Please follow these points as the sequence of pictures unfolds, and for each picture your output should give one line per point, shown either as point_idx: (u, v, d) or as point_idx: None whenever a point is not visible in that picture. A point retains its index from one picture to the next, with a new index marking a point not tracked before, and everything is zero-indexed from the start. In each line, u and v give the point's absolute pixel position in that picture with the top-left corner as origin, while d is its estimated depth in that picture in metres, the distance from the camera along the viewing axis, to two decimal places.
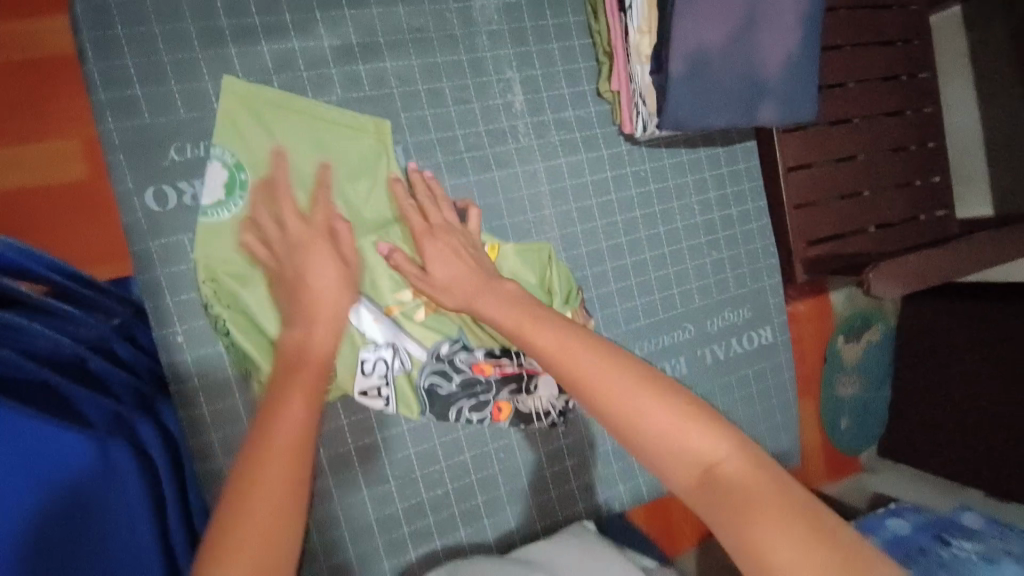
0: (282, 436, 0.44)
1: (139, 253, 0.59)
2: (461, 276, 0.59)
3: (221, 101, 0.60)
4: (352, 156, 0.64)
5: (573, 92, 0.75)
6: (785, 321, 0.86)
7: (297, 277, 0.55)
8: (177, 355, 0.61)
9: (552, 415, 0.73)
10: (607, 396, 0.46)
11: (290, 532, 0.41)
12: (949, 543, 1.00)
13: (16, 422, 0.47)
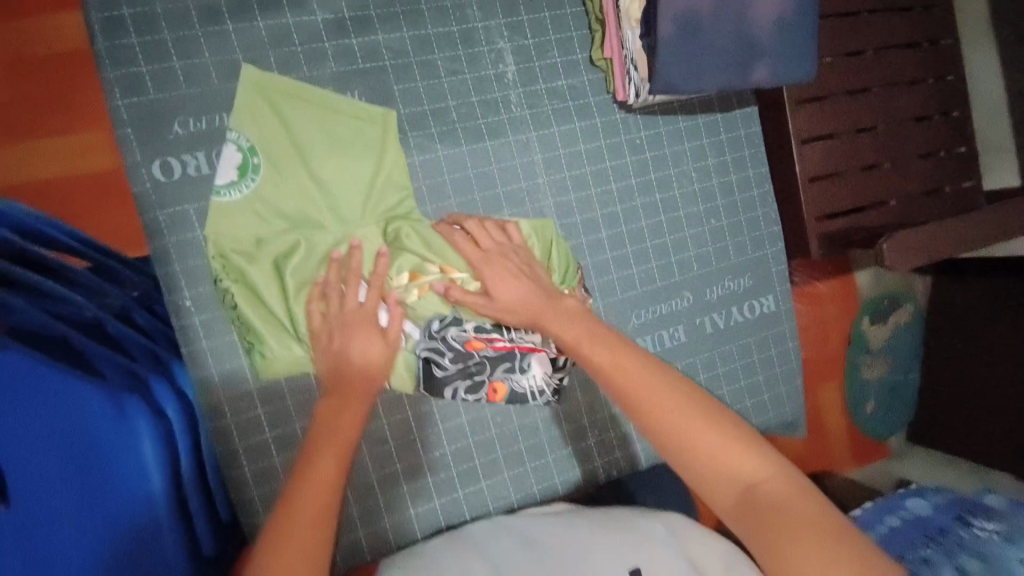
0: (309, 497, 0.50)
1: (149, 223, 0.62)
2: (525, 296, 0.60)
3: (238, 88, 0.63)
4: (358, 144, 0.66)
5: (565, 60, 0.75)
6: (787, 290, 0.86)
7: (341, 352, 0.59)
8: (186, 319, 0.63)
9: (547, 393, 0.69)
10: (657, 414, 0.51)
11: (325, 528, 0.49)
12: (971, 524, 1.01)
13: (35, 369, 0.53)
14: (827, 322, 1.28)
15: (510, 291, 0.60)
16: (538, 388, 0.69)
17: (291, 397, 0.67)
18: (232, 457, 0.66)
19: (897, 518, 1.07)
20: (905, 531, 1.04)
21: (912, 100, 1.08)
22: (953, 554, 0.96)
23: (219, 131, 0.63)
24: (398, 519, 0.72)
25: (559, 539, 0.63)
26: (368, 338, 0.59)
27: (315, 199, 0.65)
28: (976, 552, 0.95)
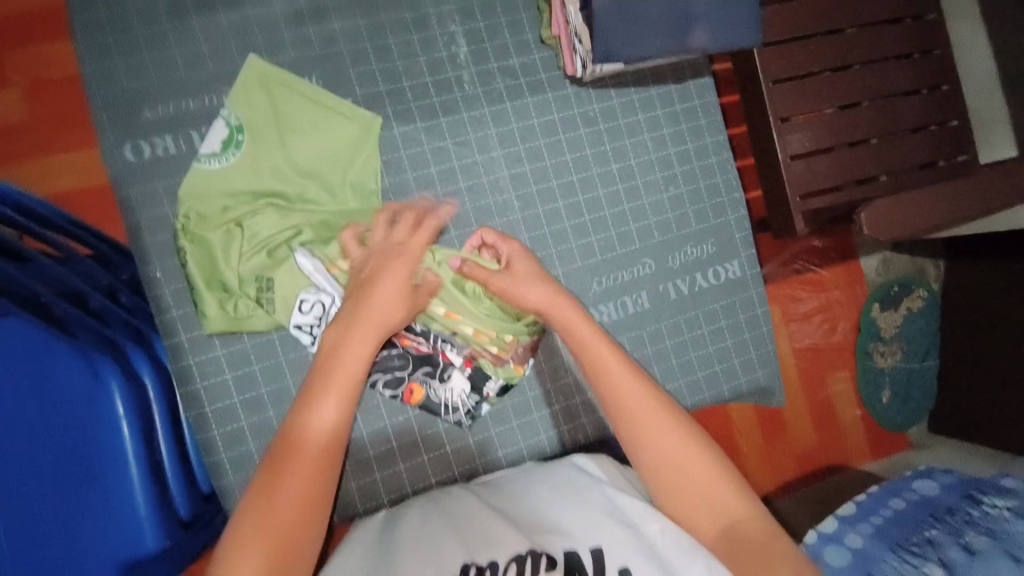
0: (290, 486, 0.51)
1: (123, 200, 0.67)
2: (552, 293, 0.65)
3: (241, 72, 0.69)
4: (337, 139, 0.71)
5: (516, 41, 0.79)
6: (751, 255, 0.86)
7: (363, 285, 0.63)
8: (159, 289, 0.67)
9: (460, 411, 0.76)
10: (660, 446, 0.59)
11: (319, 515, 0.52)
12: (980, 501, 0.90)
13: (24, 329, 0.61)
14: (835, 306, 1.60)
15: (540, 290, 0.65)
16: (451, 403, 0.75)
17: (257, 362, 0.70)
18: (203, 421, 0.68)
19: (902, 500, 0.96)
20: (909, 513, 0.93)
21: (898, 72, 1.12)
22: (959, 532, 0.86)
23: (186, 115, 0.68)
24: (364, 484, 0.74)
25: (517, 501, 0.64)
26: (382, 273, 0.63)
27: (284, 182, 0.70)
28: (984, 528, 0.85)
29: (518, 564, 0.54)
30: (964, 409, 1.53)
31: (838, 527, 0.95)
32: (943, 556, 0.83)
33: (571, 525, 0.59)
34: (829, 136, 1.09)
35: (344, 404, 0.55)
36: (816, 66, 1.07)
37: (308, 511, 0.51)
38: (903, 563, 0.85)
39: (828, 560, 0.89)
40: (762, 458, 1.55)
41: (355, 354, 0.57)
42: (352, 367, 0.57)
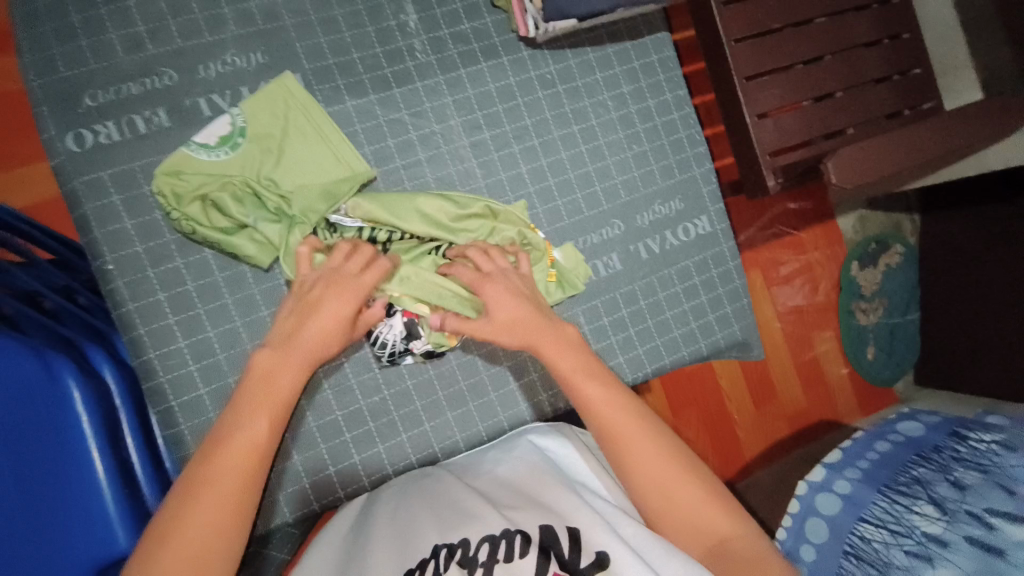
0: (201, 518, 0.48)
1: (68, 192, 0.65)
2: (519, 314, 0.63)
3: (270, 84, 0.69)
4: (331, 168, 0.70)
5: (466, 6, 0.77)
6: (721, 210, 0.86)
7: (312, 305, 0.59)
8: (113, 282, 0.65)
9: (387, 349, 0.71)
10: (635, 460, 0.58)
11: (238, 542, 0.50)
12: (968, 437, 0.89)
13: None
14: (814, 266, 1.61)
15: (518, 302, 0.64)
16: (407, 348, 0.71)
17: (223, 352, 0.68)
18: (170, 415, 0.66)
19: (888, 443, 0.97)
20: (896, 453, 0.94)
21: (859, 23, 1.11)
22: (948, 469, 0.84)
23: (128, 99, 0.66)
24: (344, 469, 0.73)
25: (496, 483, 0.66)
26: (340, 300, 0.59)
27: (270, 192, 0.68)
28: (975, 463, 0.83)
29: (490, 544, 0.56)
30: (948, 357, 1.54)
31: (827, 474, 0.96)
32: (933, 495, 0.82)
33: (546, 507, 0.59)
34: (794, 91, 1.09)
35: (272, 423, 0.54)
36: (777, 22, 1.07)
37: (225, 538, 0.49)
38: (892, 504, 0.85)
39: (819, 512, 0.92)
40: (753, 422, 1.56)
41: (287, 376, 0.56)
42: (285, 388, 0.55)
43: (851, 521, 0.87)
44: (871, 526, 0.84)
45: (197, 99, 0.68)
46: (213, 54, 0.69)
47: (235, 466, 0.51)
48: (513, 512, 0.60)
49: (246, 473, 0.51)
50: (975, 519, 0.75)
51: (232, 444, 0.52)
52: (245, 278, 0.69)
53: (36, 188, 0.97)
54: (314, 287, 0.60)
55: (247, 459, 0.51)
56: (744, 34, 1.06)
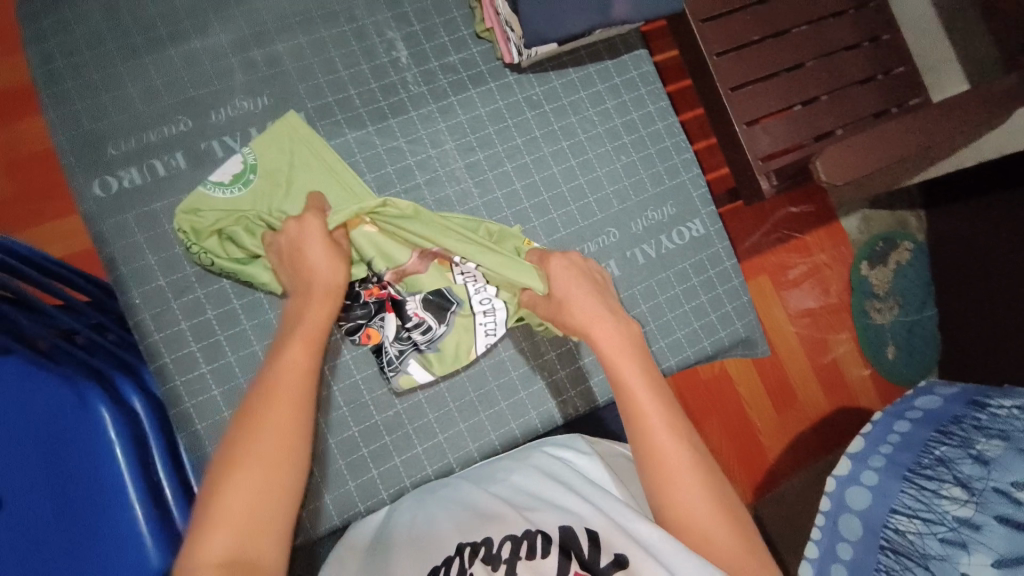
0: (265, 434, 0.53)
1: (96, 234, 0.70)
2: (591, 299, 0.68)
3: (276, 123, 0.74)
4: (336, 197, 0.74)
5: (452, 39, 0.83)
6: (713, 212, 0.88)
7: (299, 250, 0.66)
8: (139, 315, 0.69)
9: (392, 364, 0.74)
10: (656, 441, 0.59)
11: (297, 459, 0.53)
12: (987, 406, 0.88)
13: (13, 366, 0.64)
14: (822, 268, 1.62)
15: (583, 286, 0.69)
16: (423, 321, 0.75)
17: (243, 375, 0.71)
18: (196, 438, 0.69)
19: (907, 421, 0.94)
20: (915, 432, 0.91)
21: (836, 29, 1.15)
22: (969, 443, 0.84)
23: (148, 146, 0.72)
24: (363, 484, 0.74)
25: (511, 490, 0.66)
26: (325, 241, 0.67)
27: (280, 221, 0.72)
28: (996, 431, 0.83)
29: (512, 542, 0.57)
30: (970, 349, 1.52)
31: (852, 466, 0.92)
32: (958, 475, 0.81)
33: (564, 508, 0.60)
34: (779, 96, 1.12)
35: (311, 350, 0.59)
36: (754, 33, 1.11)
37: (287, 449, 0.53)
38: (921, 490, 0.83)
39: (851, 508, 0.89)
40: (776, 428, 1.53)
41: (316, 312, 0.62)
42: (316, 322, 0.62)
43: (884, 515, 0.85)
44: (904, 517, 0.83)
45: (210, 142, 0.74)
46: (223, 100, 0.74)
47: (278, 413, 0.54)
48: (535, 514, 0.60)
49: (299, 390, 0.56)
50: (1003, 497, 0.75)
51: (274, 377, 0.56)
52: (260, 304, 0.73)
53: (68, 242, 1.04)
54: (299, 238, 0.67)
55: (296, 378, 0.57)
56: (725, 48, 1.10)
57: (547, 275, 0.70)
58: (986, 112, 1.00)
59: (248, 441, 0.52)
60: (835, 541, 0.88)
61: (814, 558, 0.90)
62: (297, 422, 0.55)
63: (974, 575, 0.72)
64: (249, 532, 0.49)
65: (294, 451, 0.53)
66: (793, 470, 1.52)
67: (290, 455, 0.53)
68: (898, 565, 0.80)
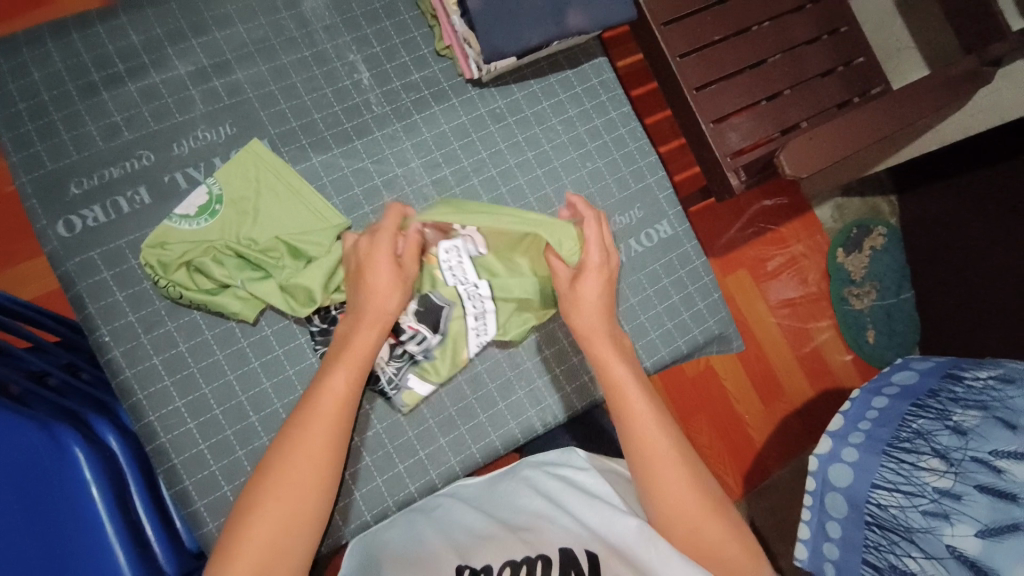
0: (301, 458, 0.58)
1: (63, 274, 0.69)
2: (595, 299, 0.68)
3: (241, 151, 0.75)
4: (305, 224, 0.74)
5: (413, 58, 0.84)
6: (680, 213, 0.90)
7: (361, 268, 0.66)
8: (110, 352, 0.69)
9: (384, 379, 0.75)
10: (641, 436, 0.62)
11: (327, 481, 0.59)
12: (962, 377, 0.87)
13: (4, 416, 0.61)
14: (799, 258, 1.64)
15: (600, 292, 0.68)
16: (418, 331, 0.74)
17: (219, 406, 0.71)
18: (174, 473, 0.68)
19: (884, 397, 0.92)
20: (894, 406, 0.89)
21: (794, 25, 1.18)
22: (946, 414, 0.83)
23: (110, 183, 0.71)
24: (347, 507, 0.74)
25: (512, 511, 0.66)
26: (381, 260, 0.65)
27: (249, 250, 0.72)
28: (973, 403, 0.82)
29: (511, 568, 0.57)
30: (947, 329, 1.54)
31: (832, 443, 0.91)
32: (936, 446, 0.81)
33: (563, 529, 0.61)
34: (744, 94, 1.14)
35: (351, 377, 0.63)
36: (715, 34, 1.13)
37: (316, 474, 0.58)
38: (900, 464, 0.83)
39: (835, 485, 0.89)
40: (763, 420, 1.55)
41: (363, 337, 0.65)
42: (361, 348, 0.64)
43: (866, 489, 0.85)
44: (885, 491, 0.83)
45: (174, 174, 0.74)
46: (185, 132, 0.74)
47: (314, 440, 0.59)
48: (530, 535, 0.61)
49: (335, 418, 0.61)
50: (983, 466, 0.76)
51: (317, 403, 0.61)
52: (233, 333, 0.73)
53: (34, 284, 1.02)
54: (356, 256, 0.67)
55: (335, 407, 0.61)
56: (687, 49, 1.12)
57: (581, 262, 0.68)
58: (946, 97, 1.02)
59: (284, 463, 0.57)
60: (823, 521, 0.90)
61: (805, 539, 0.93)
62: (331, 445, 0.60)
63: (958, 544, 0.74)
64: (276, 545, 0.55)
65: (322, 475, 0.59)
66: (782, 460, 1.54)
67: (317, 479, 0.58)
68: (883, 540, 0.82)
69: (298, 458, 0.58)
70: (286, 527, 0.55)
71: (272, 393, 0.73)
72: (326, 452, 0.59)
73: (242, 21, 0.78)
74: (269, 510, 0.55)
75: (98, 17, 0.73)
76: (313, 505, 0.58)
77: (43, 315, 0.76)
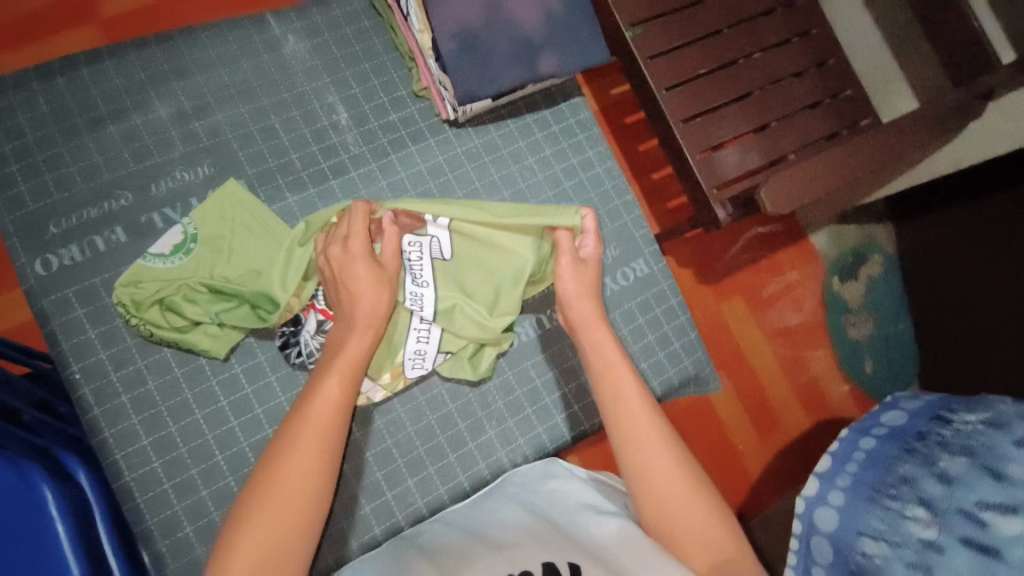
0: (297, 463, 0.58)
1: (39, 312, 0.71)
2: (585, 304, 0.72)
3: (217, 190, 0.76)
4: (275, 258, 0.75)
5: (391, 99, 0.85)
6: (656, 251, 0.90)
7: (346, 278, 0.68)
8: (80, 390, 0.70)
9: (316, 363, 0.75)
10: (636, 437, 0.65)
11: (323, 485, 0.59)
12: (950, 420, 0.80)
13: None
14: (794, 285, 1.63)
15: (584, 295, 0.73)
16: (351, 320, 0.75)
17: (185, 444, 0.72)
18: (138, 513, 0.69)
19: (872, 437, 0.84)
20: (881, 450, 0.82)
21: (781, 58, 1.18)
22: (932, 460, 0.76)
23: (88, 223, 0.73)
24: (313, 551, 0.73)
25: (498, 526, 0.67)
26: (365, 268, 0.68)
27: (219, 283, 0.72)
28: (958, 449, 0.75)
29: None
30: (947, 362, 1.51)
31: (818, 485, 0.83)
32: (921, 494, 0.75)
33: (547, 545, 0.60)
34: (733, 125, 1.15)
35: (343, 384, 0.64)
36: (702, 68, 1.14)
37: (312, 479, 0.58)
38: (887, 512, 0.76)
39: (822, 530, 0.81)
40: (757, 450, 1.52)
41: (354, 344, 0.66)
42: (353, 354, 0.66)
43: (853, 537, 0.78)
44: (871, 540, 0.76)
45: (151, 214, 0.75)
46: (164, 173, 0.76)
47: (309, 444, 0.59)
48: (513, 550, 0.60)
49: (330, 423, 0.61)
50: (970, 519, 0.70)
51: (311, 408, 0.61)
52: (202, 372, 0.74)
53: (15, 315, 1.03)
54: (336, 267, 0.69)
55: (330, 412, 0.61)
56: (675, 83, 1.13)
57: (586, 252, 0.74)
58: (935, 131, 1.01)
59: (281, 469, 0.58)
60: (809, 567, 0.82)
61: None
62: (327, 449, 0.60)
63: None
64: (275, 551, 0.55)
65: (321, 479, 0.59)
66: (779, 493, 1.50)
67: (313, 485, 0.58)
68: None
69: (294, 463, 0.58)
70: (283, 532, 0.55)
71: (240, 432, 0.73)
72: (321, 458, 0.59)
73: (224, 65, 0.80)
74: (267, 516, 0.55)
75: (84, 61, 0.76)
76: (311, 510, 0.58)
77: (15, 350, 0.78)
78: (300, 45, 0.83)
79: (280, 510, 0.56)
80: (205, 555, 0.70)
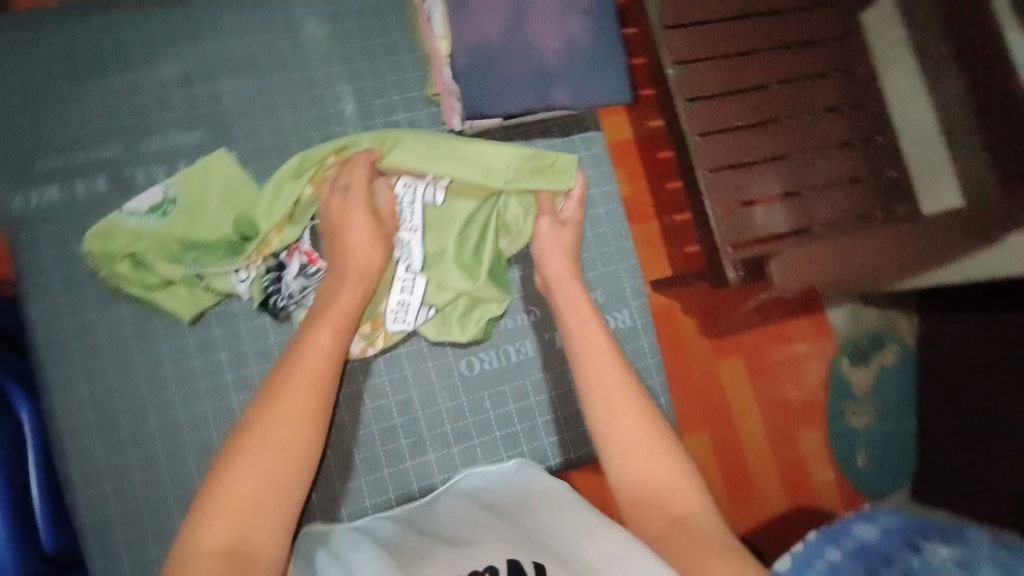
0: (289, 405, 0.57)
1: (10, 248, 0.71)
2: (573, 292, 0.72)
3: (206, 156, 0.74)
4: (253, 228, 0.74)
5: (402, 99, 0.83)
6: (643, 304, 0.86)
7: (342, 223, 0.70)
8: (31, 331, 0.70)
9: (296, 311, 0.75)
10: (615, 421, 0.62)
11: (315, 427, 0.58)
12: (920, 546, 0.58)
13: None
14: (799, 359, 1.39)
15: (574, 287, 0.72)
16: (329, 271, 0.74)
17: (121, 406, 0.71)
18: (61, 464, 0.69)
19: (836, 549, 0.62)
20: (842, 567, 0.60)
21: (829, 124, 1.02)
22: None
23: (75, 168, 0.73)
24: None
25: (463, 521, 0.63)
26: (364, 215, 0.70)
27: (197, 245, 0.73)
28: None
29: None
30: None
31: None
32: None
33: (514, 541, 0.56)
34: (765, 183, 0.98)
35: (335, 335, 0.63)
36: (740, 118, 0.99)
37: (303, 422, 0.57)
38: None
39: None
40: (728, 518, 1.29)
41: (347, 295, 0.66)
42: (346, 305, 0.65)
43: None
44: None
45: (137, 170, 0.75)
46: (158, 131, 0.76)
47: (299, 391, 0.58)
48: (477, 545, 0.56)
49: (322, 369, 0.60)
50: None
51: (302, 354, 0.60)
52: (153, 334, 0.73)
53: None
54: (334, 210, 0.71)
55: (320, 360, 0.60)
56: (708, 129, 0.98)
57: (565, 218, 0.78)
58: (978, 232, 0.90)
59: (269, 414, 0.56)
60: None
61: None
62: (319, 392, 0.59)
63: None
64: (267, 494, 0.53)
65: (314, 423, 0.58)
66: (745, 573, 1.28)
67: (302, 429, 0.57)
68: None
69: (284, 407, 0.57)
70: (276, 474, 0.54)
71: (178, 403, 0.73)
72: (311, 402, 0.58)
73: (241, 36, 0.79)
74: (255, 455, 0.54)
75: (104, 8, 0.76)
76: (303, 451, 0.56)
77: None
78: (321, 29, 0.82)
79: (272, 453, 0.55)
80: (115, 519, 0.69)
